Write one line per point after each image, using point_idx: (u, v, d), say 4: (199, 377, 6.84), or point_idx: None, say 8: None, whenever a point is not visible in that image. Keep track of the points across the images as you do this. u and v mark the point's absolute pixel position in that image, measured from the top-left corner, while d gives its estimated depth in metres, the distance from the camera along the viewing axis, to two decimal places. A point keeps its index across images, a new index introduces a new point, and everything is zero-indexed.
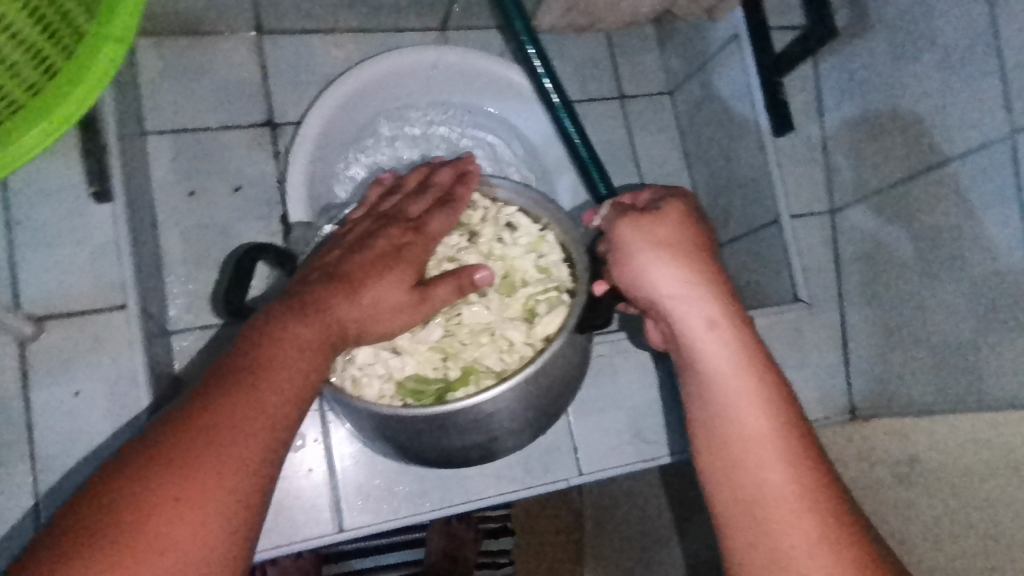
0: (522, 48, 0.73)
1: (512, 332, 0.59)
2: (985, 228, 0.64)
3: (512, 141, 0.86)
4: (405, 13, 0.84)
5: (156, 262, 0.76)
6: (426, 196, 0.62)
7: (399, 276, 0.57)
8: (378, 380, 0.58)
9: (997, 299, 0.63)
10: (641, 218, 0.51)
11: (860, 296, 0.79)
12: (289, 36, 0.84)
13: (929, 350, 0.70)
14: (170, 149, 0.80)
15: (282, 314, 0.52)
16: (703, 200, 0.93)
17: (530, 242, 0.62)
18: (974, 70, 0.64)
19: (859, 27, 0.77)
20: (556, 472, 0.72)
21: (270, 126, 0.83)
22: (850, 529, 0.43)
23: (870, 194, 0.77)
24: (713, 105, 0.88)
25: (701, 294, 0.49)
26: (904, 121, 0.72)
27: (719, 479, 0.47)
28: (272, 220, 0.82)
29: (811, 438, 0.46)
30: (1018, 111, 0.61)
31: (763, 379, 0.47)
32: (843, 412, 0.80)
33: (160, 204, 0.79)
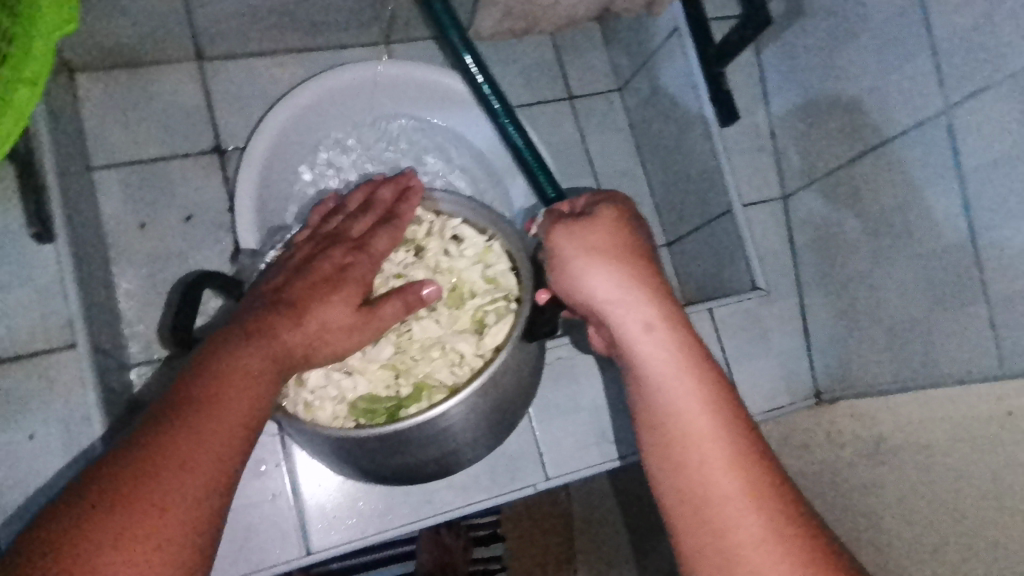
0: (459, 58, 0.73)
1: (462, 345, 0.60)
2: (930, 204, 0.64)
3: (462, 151, 0.87)
4: (346, 31, 0.84)
5: (110, 298, 0.75)
6: (369, 215, 0.63)
7: (344, 297, 0.55)
8: (330, 402, 0.57)
9: (946, 274, 0.63)
10: (575, 224, 0.52)
11: (817, 279, 0.79)
12: (231, 61, 0.84)
13: (884, 328, 0.71)
14: (117, 182, 0.79)
15: (225, 342, 0.50)
16: (659, 194, 0.93)
17: (476, 253, 0.62)
18: (907, 48, 0.65)
19: (796, 14, 0.77)
20: (523, 478, 0.73)
21: (217, 152, 0.82)
22: (795, 518, 0.45)
23: (817, 178, 0.78)
24: (660, 99, 0.88)
25: (637, 297, 0.50)
26: (845, 104, 0.73)
27: (668, 480, 0.48)
28: (226, 247, 0.81)
29: (751, 432, 0.48)
30: (951, 87, 0.61)
31: (702, 377, 0.48)
32: (808, 396, 0.81)
33: (111, 240, 0.78)
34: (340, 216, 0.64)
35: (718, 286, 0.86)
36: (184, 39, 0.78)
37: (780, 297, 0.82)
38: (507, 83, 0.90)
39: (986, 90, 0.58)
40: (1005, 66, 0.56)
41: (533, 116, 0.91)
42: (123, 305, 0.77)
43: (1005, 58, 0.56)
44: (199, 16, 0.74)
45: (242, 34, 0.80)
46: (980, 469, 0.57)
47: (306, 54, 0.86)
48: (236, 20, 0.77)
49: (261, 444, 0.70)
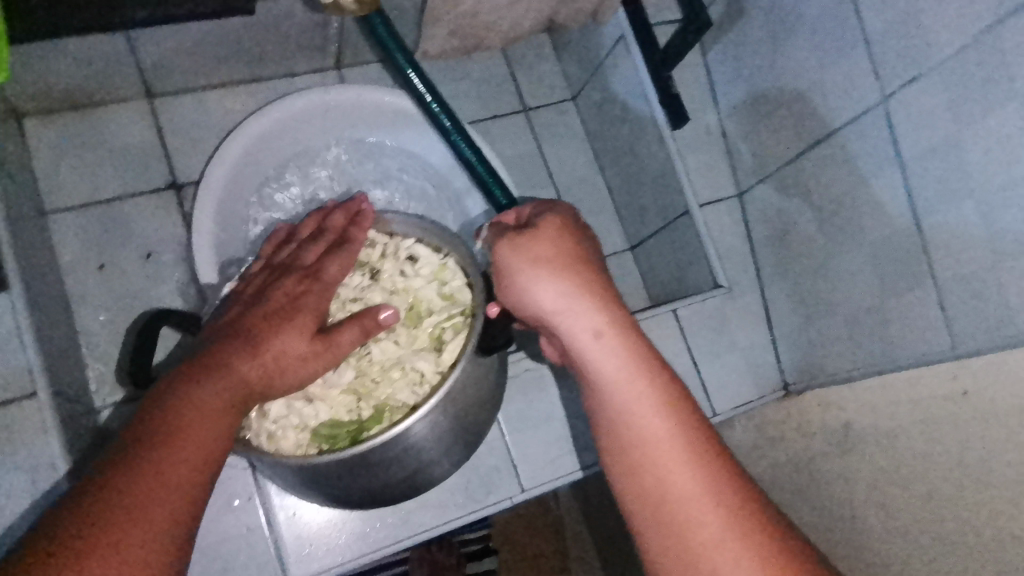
0: (405, 77, 0.73)
1: (422, 363, 0.61)
2: (877, 191, 0.65)
3: (417, 170, 0.88)
4: (294, 59, 0.85)
5: (73, 342, 0.74)
6: (321, 242, 0.64)
7: (300, 326, 0.56)
8: (293, 431, 0.58)
9: (896, 260, 0.64)
10: (518, 238, 0.53)
11: (777, 273, 0.80)
12: (182, 96, 0.84)
13: (843, 317, 0.72)
14: (74, 225, 0.78)
15: (182, 378, 0.50)
16: (620, 199, 0.94)
17: (432, 271, 0.64)
18: (844, 41, 0.66)
19: (736, 14, 0.79)
20: (499, 492, 0.73)
21: (173, 188, 0.82)
22: (754, 513, 0.45)
23: (769, 174, 0.79)
24: (613, 106, 0.89)
25: (585, 305, 0.51)
26: (790, 99, 0.74)
27: (628, 484, 0.48)
28: (189, 282, 0.81)
29: (706, 431, 0.48)
30: (887, 77, 0.62)
31: (654, 380, 0.49)
32: (776, 389, 0.82)
33: (72, 283, 0.77)
34: (291, 246, 0.65)
35: (682, 285, 0.87)
36: (132, 79, 0.77)
37: (743, 293, 0.83)
38: (462, 99, 0.91)
39: (920, 78, 0.59)
40: (935, 55, 0.58)
41: (489, 130, 0.92)
42: (88, 348, 0.76)
43: (934, 47, 0.57)
44: (145, 54, 0.74)
45: (190, 70, 0.80)
46: (937, 450, 0.57)
47: (257, 84, 0.87)
48: (183, 56, 0.77)
49: (231, 477, 0.69)
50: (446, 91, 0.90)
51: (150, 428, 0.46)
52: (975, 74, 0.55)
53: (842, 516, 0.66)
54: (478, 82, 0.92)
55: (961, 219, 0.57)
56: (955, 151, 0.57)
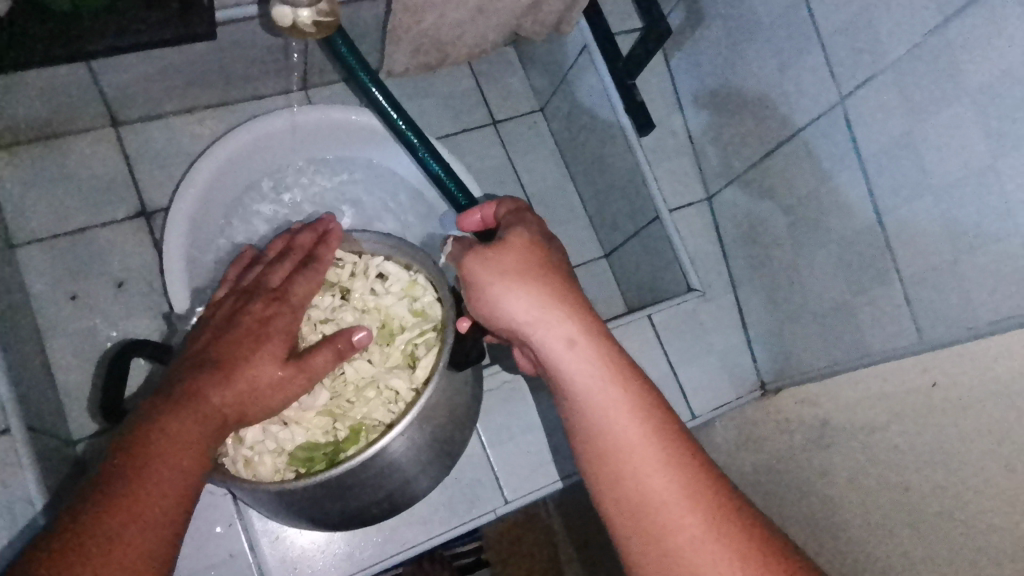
0: (369, 95, 0.73)
1: (395, 381, 0.62)
2: (841, 190, 0.66)
3: (388, 188, 0.88)
4: (260, 83, 0.85)
5: (47, 375, 0.73)
6: (288, 262, 0.63)
7: (271, 351, 0.55)
8: (269, 455, 0.59)
9: (861, 257, 0.65)
10: (487, 251, 0.53)
11: (748, 274, 0.81)
12: (148, 123, 0.83)
13: (815, 314, 0.73)
14: (44, 258, 0.77)
15: (154, 411, 0.49)
16: (593, 207, 0.95)
17: (402, 287, 0.65)
18: (800, 44, 0.67)
19: (696, 21, 0.80)
20: (483, 505, 0.74)
21: (143, 216, 0.82)
22: (732, 515, 0.45)
23: (736, 176, 0.80)
24: (581, 115, 0.90)
25: (556, 315, 0.51)
26: (752, 102, 0.75)
27: (608, 491, 0.48)
28: (162, 310, 0.80)
29: (682, 434, 0.48)
30: (843, 78, 0.64)
31: (628, 386, 0.49)
32: (754, 389, 0.82)
33: (43, 316, 0.76)
34: (259, 267, 0.64)
35: (657, 290, 0.87)
36: (97, 108, 0.77)
37: (717, 295, 0.84)
38: (430, 114, 0.91)
39: (874, 78, 0.60)
40: (887, 55, 0.59)
41: (460, 145, 0.92)
42: (62, 381, 0.75)
43: (887, 47, 0.59)
44: (108, 83, 0.74)
45: (155, 97, 0.80)
46: (909, 442, 0.58)
47: (224, 108, 0.87)
48: (148, 83, 0.77)
49: (212, 504, 0.68)
50: (414, 108, 0.90)
51: (125, 463, 0.46)
52: (926, 73, 0.56)
53: (822, 512, 0.66)
54: (446, 97, 0.92)
55: (920, 214, 0.59)
56: (911, 149, 0.58)
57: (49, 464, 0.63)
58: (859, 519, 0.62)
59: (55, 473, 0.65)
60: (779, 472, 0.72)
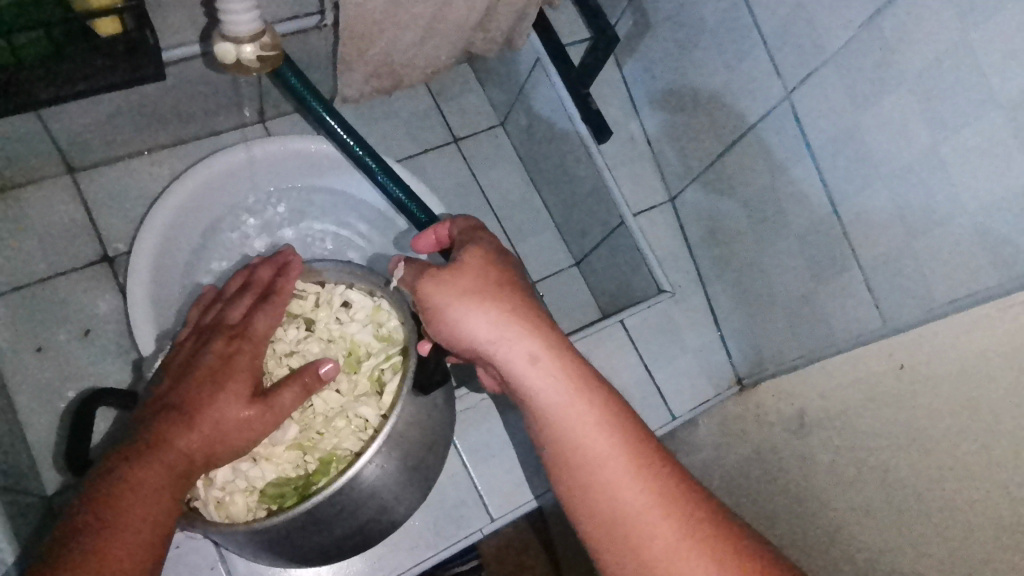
0: (323, 122, 0.74)
1: (364, 410, 0.62)
2: (796, 181, 0.67)
3: (352, 213, 0.88)
4: (216, 118, 0.85)
5: (16, 431, 0.72)
6: (247, 298, 0.63)
7: (234, 391, 0.55)
8: (241, 494, 0.59)
9: (823, 246, 0.66)
10: (441, 273, 0.52)
11: (716, 272, 0.81)
12: (104, 168, 0.83)
13: (782, 304, 0.73)
14: (6, 311, 0.77)
15: (119, 462, 0.49)
16: (559, 216, 0.95)
17: (367, 314, 0.64)
18: (745, 42, 0.68)
19: (643, 27, 0.80)
20: (469, 525, 0.73)
21: (106, 261, 0.81)
22: (707, 521, 0.45)
23: (695, 176, 0.81)
24: (540, 126, 0.90)
25: (516, 332, 0.50)
26: (704, 102, 0.76)
27: (582, 506, 0.48)
28: (131, 354, 0.80)
29: (651, 442, 0.48)
30: (788, 73, 0.64)
31: (594, 399, 0.49)
32: (731, 384, 0.83)
33: (9, 371, 0.75)
34: (219, 305, 0.64)
35: (628, 294, 0.88)
36: (50, 156, 0.76)
37: (687, 294, 0.84)
38: (391, 137, 0.91)
39: (819, 70, 0.61)
40: (828, 47, 0.60)
41: (422, 165, 0.93)
42: (32, 435, 0.74)
43: (828, 40, 0.59)
44: (58, 131, 0.73)
45: (109, 141, 0.79)
46: (882, 426, 0.58)
47: (180, 147, 0.86)
48: (100, 128, 0.76)
49: (194, 548, 0.67)
50: (373, 132, 0.90)
51: (94, 519, 0.46)
52: (867, 62, 0.56)
53: (805, 504, 0.66)
54: (405, 119, 0.92)
55: (873, 201, 0.59)
56: (858, 138, 0.59)
57: (22, 523, 0.62)
58: (841, 506, 0.62)
59: (29, 529, 0.64)
60: (760, 466, 0.72)
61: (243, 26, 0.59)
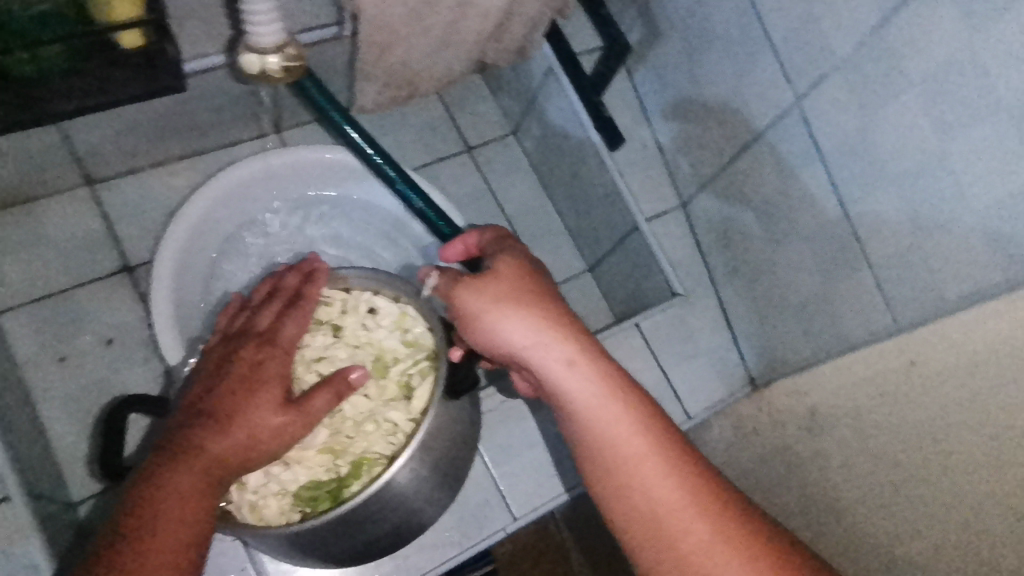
0: (342, 133, 0.77)
1: (393, 414, 0.63)
2: (807, 185, 0.69)
3: (368, 221, 0.90)
4: (234, 129, 0.86)
5: (42, 441, 0.73)
6: (275, 304, 0.64)
7: (267, 398, 0.56)
8: (274, 497, 0.61)
9: (834, 248, 0.68)
10: (476, 281, 0.54)
11: (727, 275, 0.83)
12: (122, 179, 0.83)
13: (794, 306, 0.75)
14: (28, 322, 0.77)
15: (157, 466, 0.50)
16: (571, 222, 0.97)
17: (393, 320, 0.66)
18: (755, 51, 0.70)
19: (653, 36, 0.82)
20: (492, 525, 0.74)
21: (126, 271, 0.82)
22: (739, 518, 0.47)
23: (706, 182, 0.82)
24: (552, 135, 0.92)
25: (551, 339, 0.52)
26: (714, 109, 0.77)
27: (617, 504, 0.50)
28: (153, 363, 0.80)
29: (684, 444, 0.50)
30: (798, 80, 0.66)
31: (629, 401, 0.51)
32: (744, 385, 0.84)
33: (32, 381, 0.76)
34: (247, 312, 0.65)
35: (641, 298, 0.89)
36: (70, 168, 0.77)
37: (700, 297, 0.86)
38: (406, 146, 0.93)
39: (828, 77, 0.63)
40: (837, 55, 0.62)
41: (436, 174, 0.94)
42: (57, 444, 0.75)
43: (836, 47, 0.61)
44: (79, 143, 0.74)
45: (128, 152, 0.80)
46: (895, 421, 0.60)
47: (197, 158, 0.87)
48: (119, 139, 0.77)
49: (221, 551, 0.69)
50: (389, 142, 0.92)
51: (136, 524, 0.47)
52: (876, 69, 0.58)
53: (821, 499, 0.68)
54: (419, 128, 0.94)
55: (882, 204, 0.61)
56: (867, 142, 0.61)
57: (53, 533, 0.63)
58: (857, 502, 0.64)
59: (59, 537, 0.64)
60: (775, 464, 0.74)
61: (267, 37, 0.61)
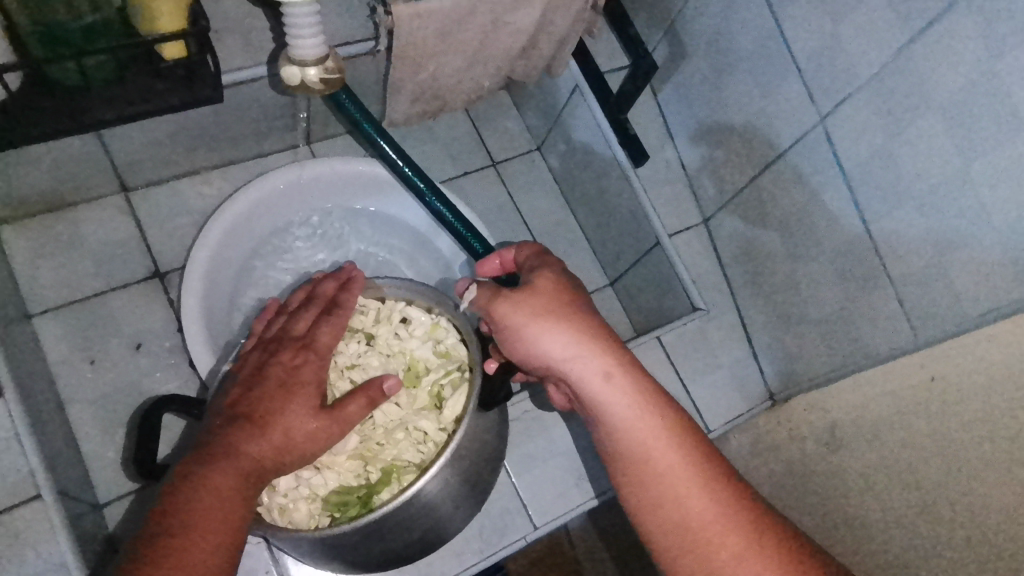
0: (375, 144, 0.79)
1: (424, 423, 0.64)
2: (829, 204, 0.70)
3: (395, 232, 0.91)
4: (267, 140, 0.88)
5: (72, 442, 0.74)
6: (311, 311, 0.65)
7: (305, 403, 0.57)
8: (303, 501, 0.61)
9: (856, 266, 0.69)
10: (517, 293, 0.56)
11: (748, 291, 0.84)
12: (156, 187, 0.85)
13: (815, 322, 0.76)
14: (61, 324, 0.78)
15: (196, 465, 0.51)
16: (593, 236, 0.98)
17: (425, 330, 0.68)
18: (779, 72, 0.71)
19: (678, 55, 0.84)
20: (513, 534, 0.75)
21: (157, 277, 0.83)
22: (771, 531, 0.49)
23: (729, 199, 0.84)
24: (576, 150, 0.94)
25: (589, 352, 0.54)
26: (738, 128, 0.79)
27: (651, 515, 0.51)
28: (181, 367, 0.81)
29: (717, 457, 0.52)
30: (822, 99, 0.68)
31: (664, 415, 0.53)
32: (764, 400, 0.85)
33: (63, 383, 0.77)
34: (283, 317, 0.66)
35: (662, 312, 0.90)
36: (106, 174, 0.79)
37: (721, 312, 0.87)
38: (432, 159, 0.95)
39: (853, 97, 0.64)
40: (861, 77, 0.63)
41: (461, 187, 0.96)
42: (85, 446, 0.76)
43: (861, 69, 0.63)
44: (116, 149, 0.76)
45: (163, 161, 0.82)
46: (915, 438, 0.63)
47: (228, 168, 0.89)
48: (156, 148, 0.79)
49: (248, 553, 0.71)
50: (417, 155, 0.94)
51: (174, 520, 0.48)
52: (900, 91, 0.60)
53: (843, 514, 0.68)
54: (445, 143, 0.96)
55: (906, 223, 0.63)
56: (892, 162, 0.63)
57: (84, 533, 0.64)
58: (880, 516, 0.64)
59: (88, 537, 0.65)
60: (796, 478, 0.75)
61: (309, 51, 0.62)
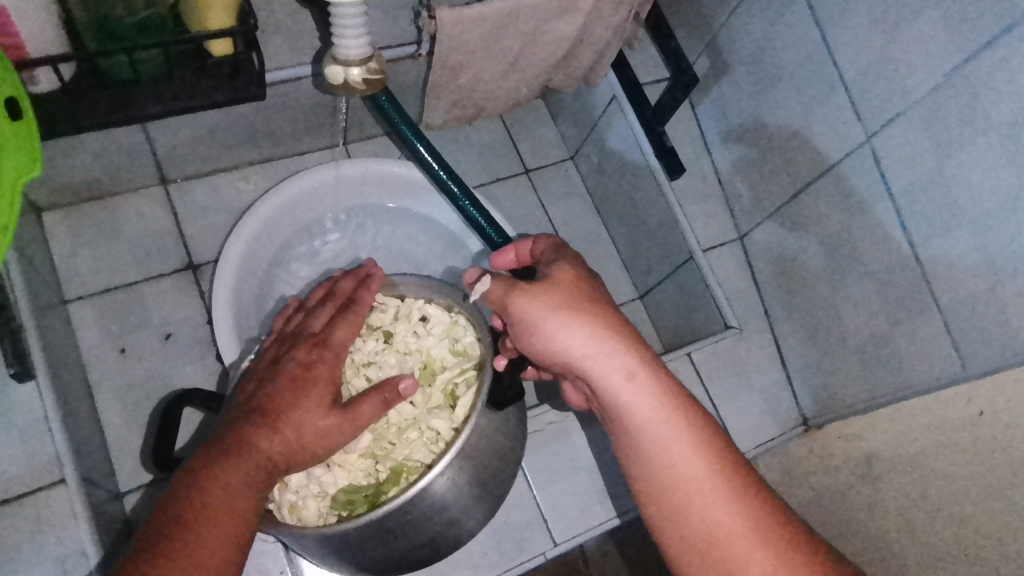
0: (412, 147, 0.79)
1: (436, 422, 0.63)
2: (873, 223, 0.68)
3: (426, 234, 0.91)
4: (304, 139, 0.89)
5: (97, 430, 0.75)
6: (327, 308, 0.65)
7: (317, 399, 0.56)
8: (313, 499, 0.61)
9: (899, 291, 0.66)
10: (534, 287, 0.54)
11: (784, 311, 0.82)
12: (194, 181, 0.87)
13: (853, 344, 0.73)
14: (95, 312, 0.80)
15: (207, 456, 0.51)
16: (624, 248, 0.97)
17: (443, 329, 0.67)
18: (823, 87, 0.70)
19: (720, 69, 0.83)
20: (532, 548, 0.73)
21: (191, 269, 0.84)
22: (800, 550, 0.47)
23: (766, 216, 0.82)
24: (612, 161, 0.93)
25: (610, 350, 0.53)
26: (779, 143, 0.77)
27: (673, 525, 0.50)
28: (208, 361, 0.82)
29: (744, 466, 0.50)
30: (868, 116, 0.66)
31: (689, 419, 0.51)
32: (797, 425, 0.82)
33: (94, 370, 0.78)
34: (301, 314, 0.66)
35: (694, 328, 0.88)
36: (149, 166, 0.81)
37: (755, 332, 0.84)
38: (466, 165, 0.95)
39: (901, 115, 0.62)
40: (910, 95, 0.61)
41: (493, 194, 0.96)
42: (111, 434, 0.76)
43: (911, 86, 0.61)
44: (159, 141, 0.78)
45: (203, 156, 0.83)
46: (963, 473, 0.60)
47: (265, 165, 0.90)
48: (196, 143, 0.81)
49: (262, 552, 0.70)
50: (451, 160, 0.94)
51: (184, 513, 0.47)
52: (952, 112, 0.58)
53: None
54: (479, 149, 0.96)
55: (956, 247, 0.60)
56: (942, 183, 0.60)
57: (103, 521, 0.64)
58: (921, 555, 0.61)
59: (107, 525, 0.66)
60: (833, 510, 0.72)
61: (355, 50, 0.62)
